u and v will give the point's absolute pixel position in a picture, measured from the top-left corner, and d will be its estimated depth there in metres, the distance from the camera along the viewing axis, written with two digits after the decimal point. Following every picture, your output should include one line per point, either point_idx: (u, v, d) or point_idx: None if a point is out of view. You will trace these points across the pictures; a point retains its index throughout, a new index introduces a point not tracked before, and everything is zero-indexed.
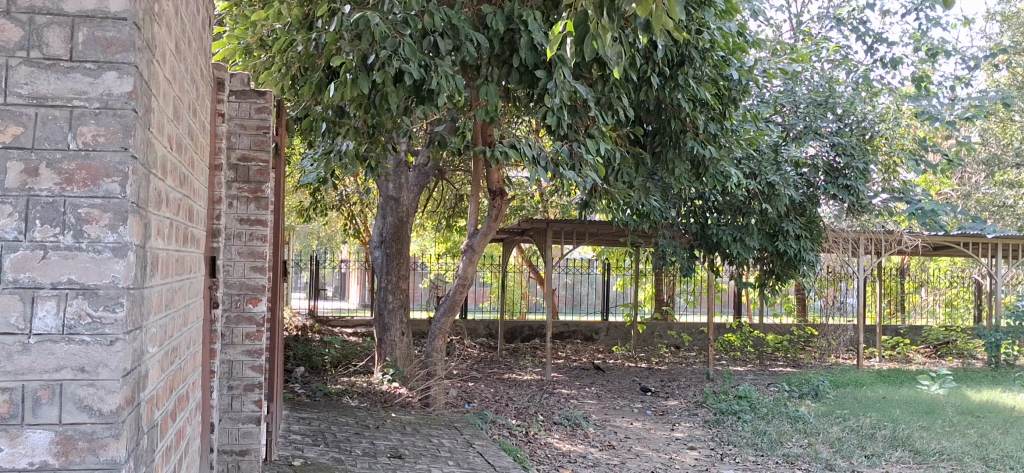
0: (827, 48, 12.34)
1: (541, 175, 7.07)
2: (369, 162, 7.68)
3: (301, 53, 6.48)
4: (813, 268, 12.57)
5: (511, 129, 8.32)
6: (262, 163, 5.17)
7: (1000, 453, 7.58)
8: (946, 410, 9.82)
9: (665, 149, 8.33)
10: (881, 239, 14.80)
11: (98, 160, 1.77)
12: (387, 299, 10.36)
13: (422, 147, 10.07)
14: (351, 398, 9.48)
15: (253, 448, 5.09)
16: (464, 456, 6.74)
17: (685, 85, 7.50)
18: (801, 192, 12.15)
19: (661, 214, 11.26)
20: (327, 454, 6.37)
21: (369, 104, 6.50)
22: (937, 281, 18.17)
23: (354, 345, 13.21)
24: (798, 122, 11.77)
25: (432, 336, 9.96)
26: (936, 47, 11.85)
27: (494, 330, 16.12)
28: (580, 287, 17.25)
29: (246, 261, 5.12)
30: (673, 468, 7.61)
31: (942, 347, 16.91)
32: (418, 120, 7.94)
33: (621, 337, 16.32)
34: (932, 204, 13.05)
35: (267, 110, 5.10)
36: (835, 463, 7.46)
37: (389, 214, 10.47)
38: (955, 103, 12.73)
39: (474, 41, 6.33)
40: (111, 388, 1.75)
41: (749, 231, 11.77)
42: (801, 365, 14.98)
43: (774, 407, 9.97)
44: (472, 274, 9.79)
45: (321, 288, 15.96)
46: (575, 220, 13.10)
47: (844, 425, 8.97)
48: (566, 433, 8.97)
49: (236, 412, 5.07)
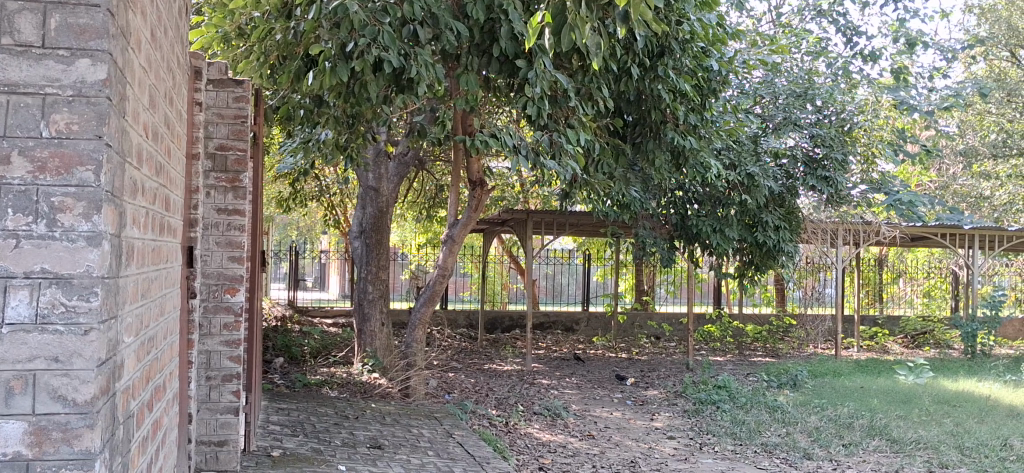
0: (808, 40, 12.38)
1: (521, 165, 7.10)
2: (348, 153, 7.63)
3: (279, 42, 6.48)
4: (792, 258, 12.63)
5: (492, 119, 8.27)
6: (240, 152, 5.11)
7: (975, 441, 7.67)
8: (923, 399, 9.92)
9: (646, 140, 8.40)
10: (860, 231, 14.75)
11: (72, 147, 1.75)
12: (367, 290, 10.34)
13: (401, 137, 10.02)
14: (330, 389, 9.47)
15: (231, 439, 5.11)
16: (443, 447, 6.74)
17: (665, 76, 7.54)
18: (779, 183, 12.21)
19: (642, 205, 11.18)
20: (305, 444, 6.36)
21: (348, 93, 6.47)
22: (914, 272, 18.35)
23: (334, 336, 13.20)
24: (777, 113, 11.86)
25: (412, 327, 9.96)
26: (915, 38, 12.02)
27: (474, 320, 16.15)
28: (561, 277, 17.04)
29: (224, 251, 5.09)
30: (653, 458, 7.64)
31: (919, 337, 17.09)
32: (398, 110, 7.93)
33: (602, 328, 16.49)
34: (910, 196, 13.14)
35: (245, 99, 5.10)
36: (813, 452, 7.52)
37: (369, 204, 10.43)
38: (932, 94, 12.78)
39: (454, 30, 6.32)
40: (86, 378, 1.74)
41: (728, 223, 11.81)
42: (779, 355, 15.12)
43: (753, 397, 10.04)
44: (451, 265, 9.76)
45: (300, 279, 15.93)
46: (556, 211, 13.07)
47: (823, 414, 9.05)
48: (546, 423, 8.99)
49: (213, 403, 5.07)
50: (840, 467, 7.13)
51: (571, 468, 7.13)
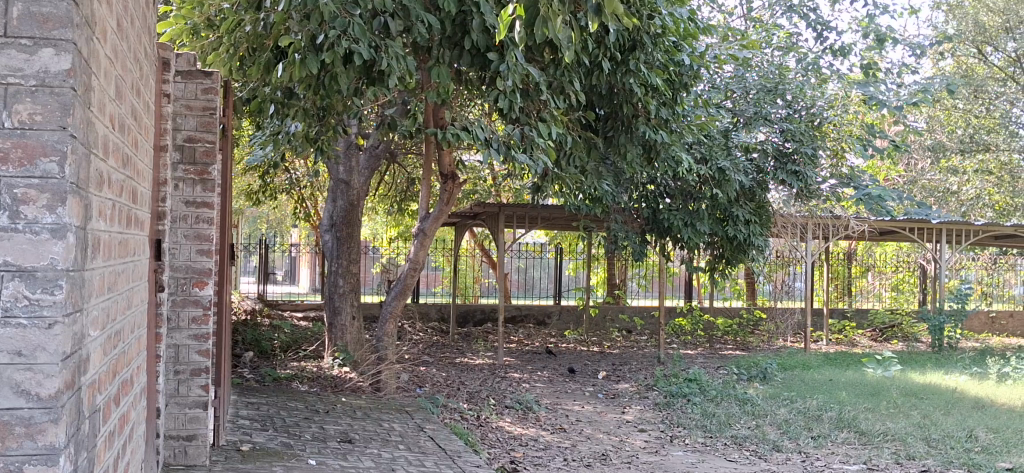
0: (778, 35, 12.46)
1: (492, 158, 7.11)
2: (318, 146, 7.59)
3: (248, 34, 6.43)
4: (763, 252, 12.71)
5: (464, 112, 8.25)
6: (209, 144, 5.06)
7: (941, 433, 7.77)
8: (891, 391, 10.03)
9: (617, 134, 8.41)
10: (829, 225, 14.87)
11: (35, 138, 1.72)
12: (338, 283, 10.29)
13: (372, 130, 9.98)
14: (301, 383, 9.43)
15: (200, 433, 5.08)
16: (415, 441, 6.73)
17: (637, 70, 7.53)
18: (751, 178, 12.27)
19: (614, 198, 11.20)
20: (275, 439, 6.33)
21: (318, 86, 6.44)
22: (883, 266, 18.50)
23: (304, 330, 13.15)
24: (748, 108, 11.90)
25: (384, 320, 9.93)
26: (884, 34, 12.18)
27: (446, 314, 16.12)
28: (532, 271, 16.97)
29: (192, 245, 5.02)
30: (623, 451, 7.67)
31: (887, 331, 17.29)
32: (369, 103, 7.89)
33: (574, 322, 16.46)
34: (879, 190, 13.21)
35: (214, 91, 5.06)
36: (782, 444, 7.59)
37: (340, 197, 10.38)
38: (901, 89, 12.90)
39: (426, 22, 6.28)
40: (50, 372, 1.71)
41: (699, 217, 11.88)
42: (749, 348, 15.25)
43: (723, 390, 10.10)
44: (423, 258, 9.73)
45: (270, 273, 15.85)
46: (528, 204, 13.08)
47: (792, 407, 9.12)
48: (517, 416, 9.00)
49: (182, 397, 5.03)
50: (809, 459, 7.20)
51: (543, 461, 7.15)
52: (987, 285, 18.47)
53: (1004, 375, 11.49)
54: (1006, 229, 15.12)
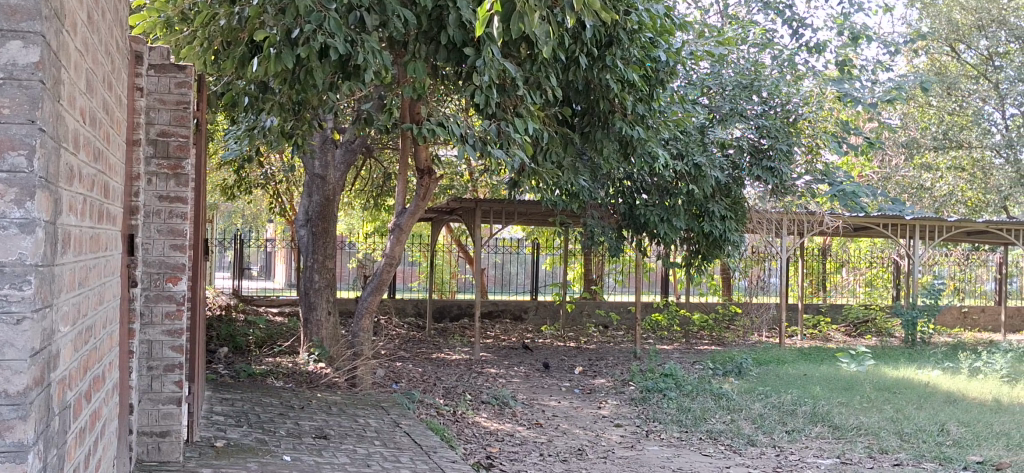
0: (754, 32, 12.53)
1: (468, 153, 7.10)
2: (293, 141, 7.55)
3: (223, 27, 6.38)
4: (738, 248, 12.79)
5: (440, 107, 8.23)
6: (183, 138, 5.01)
7: (914, 427, 7.83)
8: (864, 386, 10.11)
9: (594, 130, 8.46)
10: (803, 221, 14.94)
11: (2, 132, 1.70)
12: (313, 279, 10.25)
13: (348, 125, 9.94)
14: (276, 379, 9.39)
15: (174, 429, 5.04)
16: (390, 436, 6.71)
17: (613, 66, 7.56)
18: (727, 174, 12.29)
19: (590, 194, 11.20)
20: (250, 435, 6.30)
21: (293, 80, 6.40)
22: (857, 261, 18.62)
23: (280, 325, 13.09)
24: (724, 104, 11.95)
25: (360, 316, 9.90)
26: (859, 32, 12.30)
27: (422, 309, 16.12)
28: (509, 266, 17.03)
29: (165, 240, 4.99)
30: (600, 445, 7.68)
31: (861, 326, 17.46)
32: (345, 98, 7.86)
33: (550, 317, 16.56)
34: (853, 186, 13.25)
35: (187, 85, 5.02)
36: (757, 439, 7.63)
37: (315, 192, 10.34)
38: (876, 86, 12.99)
39: (402, 16, 6.25)
40: (18, 369, 1.69)
41: (676, 212, 11.89)
42: (725, 343, 15.34)
43: (699, 385, 10.15)
44: (399, 253, 9.72)
45: (245, 268, 15.76)
46: (505, 200, 13.07)
47: (767, 401, 9.18)
48: (493, 412, 9.00)
49: (156, 393, 4.99)
50: (783, 453, 7.24)
51: (519, 456, 7.16)
52: (960, 281, 18.55)
53: (975, 369, 11.60)
54: (978, 225, 15.26)
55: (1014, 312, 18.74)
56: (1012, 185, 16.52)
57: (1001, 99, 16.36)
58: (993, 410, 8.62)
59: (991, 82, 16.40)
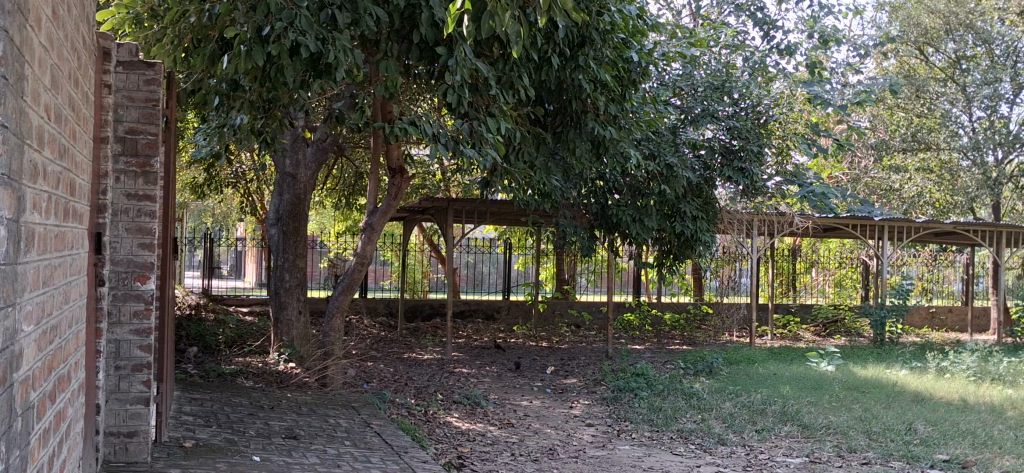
0: (726, 34, 12.62)
1: (440, 153, 7.10)
2: (263, 138, 7.49)
3: (193, 24, 6.34)
4: (709, 248, 12.87)
5: (412, 106, 8.21)
6: (151, 136, 4.96)
7: (882, 426, 7.91)
8: (833, 385, 10.20)
9: (567, 130, 8.50)
10: (774, 222, 15.03)
11: None
12: (283, 278, 10.19)
13: (319, 123, 9.90)
14: (245, 378, 9.34)
15: (141, 430, 4.99)
16: (361, 437, 6.69)
17: (586, 66, 7.59)
18: (698, 174, 12.34)
19: (562, 194, 11.18)
20: (219, 435, 6.25)
21: (264, 77, 6.38)
22: (827, 262, 18.71)
23: (250, 324, 13.02)
24: (696, 105, 12.00)
25: (330, 315, 9.86)
26: (829, 35, 12.45)
27: (394, 309, 16.11)
28: (482, 266, 16.99)
29: (134, 238, 4.94)
30: (571, 445, 7.70)
31: (830, 326, 17.67)
32: (316, 96, 7.82)
33: (522, 317, 16.65)
34: (822, 187, 13.33)
35: (156, 82, 4.98)
36: (727, 438, 7.67)
37: (286, 191, 10.28)
38: (845, 88, 13.10)
39: (374, 15, 6.23)
40: None
41: (648, 212, 11.92)
42: (696, 343, 15.44)
43: (669, 384, 10.20)
44: (371, 252, 9.67)
45: (215, 267, 15.67)
46: (477, 199, 13.05)
47: (737, 401, 9.24)
48: (465, 412, 8.99)
49: (123, 393, 4.94)
50: (753, 452, 7.29)
51: (490, 456, 7.16)
52: (928, 281, 18.84)
53: (942, 369, 11.74)
54: (945, 226, 15.42)
55: (981, 312, 19.00)
56: (978, 187, 16.77)
57: (968, 101, 16.55)
58: (959, 409, 8.73)
59: (958, 85, 16.61)
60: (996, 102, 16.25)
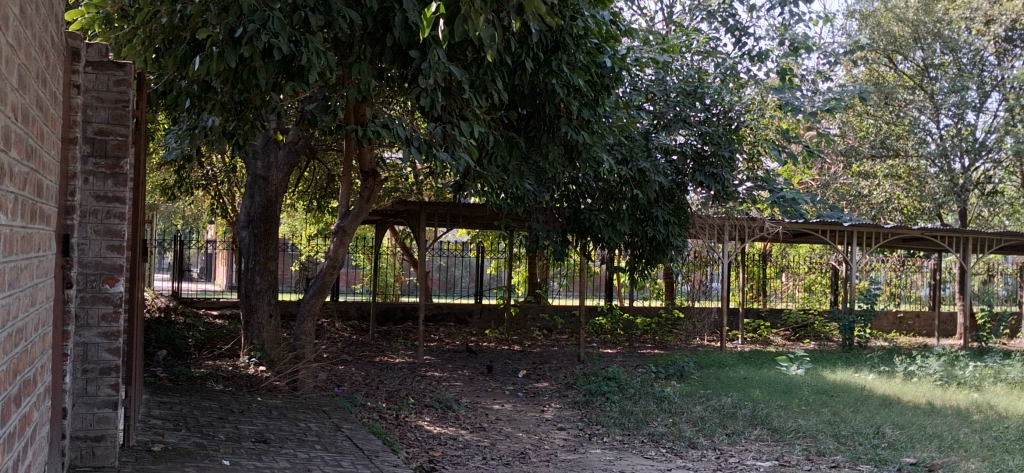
0: (698, 40, 12.73)
1: (413, 156, 7.10)
2: (235, 140, 7.45)
3: (164, 25, 6.30)
4: (681, 252, 12.94)
5: (386, 109, 8.19)
6: (121, 137, 4.92)
7: (850, 430, 7.99)
8: (802, 389, 10.29)
9: (540, 134, 8.53)
10: (745, 226, 15.12)
11: None
12: (254, 281, 10.12)
13: (291, 125, 9.85)
14: (215, 382, 9.27)
15: (109, 434, 4.94)
16: (332, 440, 6.66)
17: (559, 70, 7.63)
18: (670, 178, 12.37)
19: (535, 198, 11.09)
20: (188, 439, 6.20)
21: (236, 79, 6.35)
22: (797, 266, 18.81)
23: (220, 327, 12.93)
24: (668, 110, 12.04)
25: (302, 318, 9.80)
26: (800, 43, 12.59)
27: (366, 312, 16.06)
28: (454, 269, 16.89)
29: (102, 240, 4.90)
30: (543, 449, 7.70)
31: (800, 330, 17.93)
32: (288, 98, 7.79)
33: (495, 320, 16.65)
34: (793, 193, 13.59)
35: (127, 82, 4.93)
36: (698, 441, 7.72)
37: (257, 193, 10.20)
38: (816, 95, 13.29)
39: (347, 17, 6.19)
40: None
41: (620, 216, 12.01)
42: (668, 347, 15.53)
43: (641, 388, 10.25)
44: (343, 256, 9.63)
45: (185, 270, 15.53)
46: (449, 202, 13.03)
47: (707, 404, 9.31)
48: (437, 415, 8.96)
49: (91, 397, 4.88)
50: (723, 456, 7.33)
51: (462, 460, 7.15)
52: (897, 286, 18.96)
53: (910, 373, 11.87)
54: (913, 232, 15.57)
55: (948, 317, 19.25)
56: (946, 194, 16.90)
57: (936, 109, 16.83)
58: (926, 413, 8.84)
59: (926, 92, 16.88)
60: (963, 109, 16.54)
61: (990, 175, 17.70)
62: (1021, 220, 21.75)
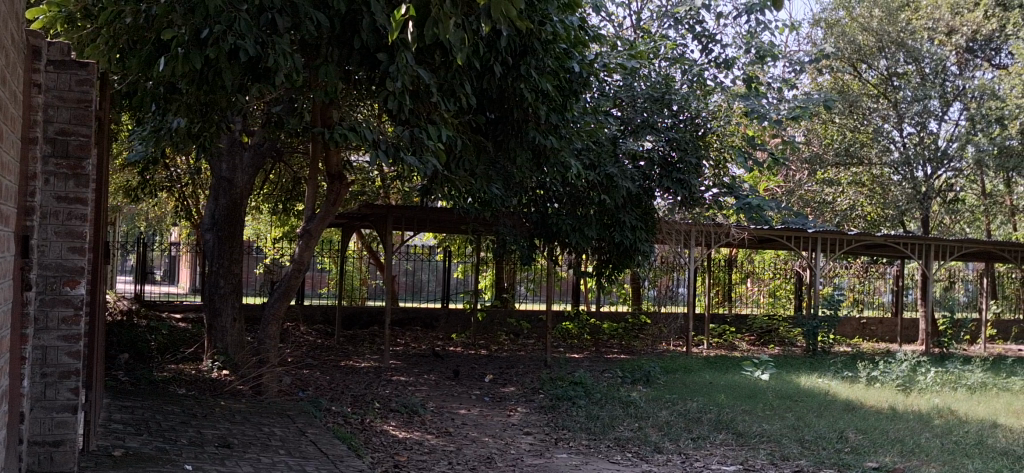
0: (665, 47, 12.83)
1: (380, 159, 7.08)
2: (200, 142, 7.38)
3: (129, 25, 6.25)
4: (648, 258, 12.99)
5: (353, 112, 8.17)
6: (83, 138, 4.85)
7: (814, 434, 8.07)
8: (767, 394, 10.37)
9: (509, 138, 8.55)
10: (711, 232, 15.21)
11: None
12: (218, 284, 10.03)
13: (257, 127, 9.78)
14: (178, 385, 9.17)
15: (68, 439, 4.86)
16: (296, 445, 6.60)
17: (527, 75, 7.67)
18: (638, 184, 12.40)
19: (503, 203, 11.06)
20: (150, 443, 6.13)
21: (201, 80, 6.31)
22: (761, 273, 18.92)
23: (184, 331, 12.80)
24: (636, 116, 12.19)
25: (267, 321, 9.72)
26: (766, 51, 12.73)
27: (331, 316, 15.98)
28: (420, 273, 16.86)
29: (63, 242, 4.83)
30: (508, 453, 7.70)
31: (765, 335, 18.12)
32: (254, 100, 7.74)
33: (461, 324, 16.67)
34: (758, 200, 13.67)
35: (89, 83, 4.87)
36: (663, 446, 7.75)
37: (222, 195, 10.11)
38: (781, 103, 13.41)
39: (315, 20, 6.15)
40: None
41: (588, 221, 12.05)
42: (634, 352, 15.61)
43: (607, 393, 10.28)
44: (308, 259, 9.57)
45: (148, 272, 15.35)
46: (417, 206, 12.99)
47: (674, 409, 9.36)
48: (402, 420, 8.92)
49: (49, 401, 4.81)
50: (688, 460, 7.36)
51: (427, 464, 7.12)
52: (860, 292, 19.15)
53: (873, 379, 11.98)
54: (877, 239, 15.74)
55: (909, 323, 19.48)
56: (908, 201, 17.18)
57: (900, 117, 17.03)
58: (889, 418, 8.93)
59: (890, 101, 17.06)
60: (925, 118, 16.87)
61: (951, 183, 17.96)
62: (981, 228, 22.03)
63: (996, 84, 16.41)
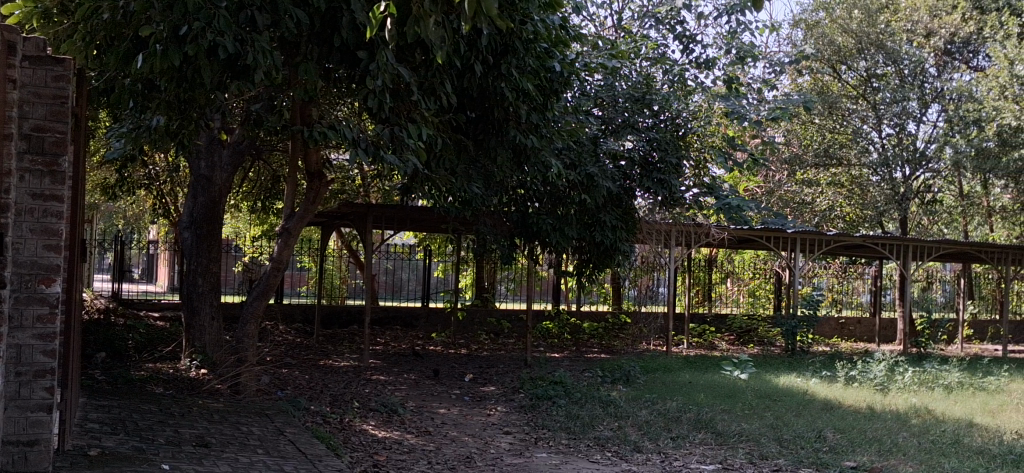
0: (646, 47, 12.86)
1: (360, 158, 7.05)
2: (179, 139, 7.33)
3: (107, 21, 6.21)
4: (628, 257, 13.02)
5: (334, 110, 8.14)
6: (59, 134, 4.81)
7: (792, 433, 8.10)
8: (746, 393, 10.41)
9: (489, 137, 8.55)
10: (691, 232, 15.24)
11: None
12: (196, 283, 9.97)
13: (236, 125, 9.73)
14: (156, 384, 9.11)
15: (43, 438, 4.81)
16: (274, 445, 6.57)
17: (508, 74, 7.67)
18: (618, 184, 12.35)
19: (483, 202, 11.04)
20: (126, 443, 6.08)
21: (180, 77, 6.27)
22: (741, 273, 18.97)
23: (161, 329, 12.70)
24: (616, 116, 12.22)
25: (245, 320, 9.67)
26: (746, 52, 12.81)
27: (311, 315, 15.92)
28: (400, 273, 16.85)
29: (38, 240, 4.79)
30: (488, 453, 7.68)
31: (744, 335, 18.22)
32: (234, 98, 7.70)
33: (441, 323, 16.62)
34: (738, 200, 13.71)
35: (65, 79, 4.83)
36: (642, 445, 7.76)
37: (201, 193, 10.05)
38: (761, 104, 13.45)
39: (294, 17, 6.14)
40: None
41: (568, 221, 12.05)
42: (614, 351, 15.62)
43: (587, 392, 10.29)
44: (287, 258, 9.53)
45: (126, 271, 15.21)
46: (397, 205, 12.95)
47: (653, 408, 9.38)
48: (382, 419, 8.89)
49: (24, 400, 4.76)
50: (667, 459, 7.38)
51: (406, 464, 7.10)
52: (839, 292, 19.28)
53: (851, 378, 12.03)
54: (855, 240, 15.83)
55: (887, 323, 19.58)
56: (887, 202, 17.20)
57: (879, 119, 17.19)
58: (866, 417, 8.98)
59: (869, 102, 17.22)
60: (904, 119, 17.05)
61: (930, 184, 18.08)
62: (958, 228, 22.19)
63: (973, 86, 16.53)
